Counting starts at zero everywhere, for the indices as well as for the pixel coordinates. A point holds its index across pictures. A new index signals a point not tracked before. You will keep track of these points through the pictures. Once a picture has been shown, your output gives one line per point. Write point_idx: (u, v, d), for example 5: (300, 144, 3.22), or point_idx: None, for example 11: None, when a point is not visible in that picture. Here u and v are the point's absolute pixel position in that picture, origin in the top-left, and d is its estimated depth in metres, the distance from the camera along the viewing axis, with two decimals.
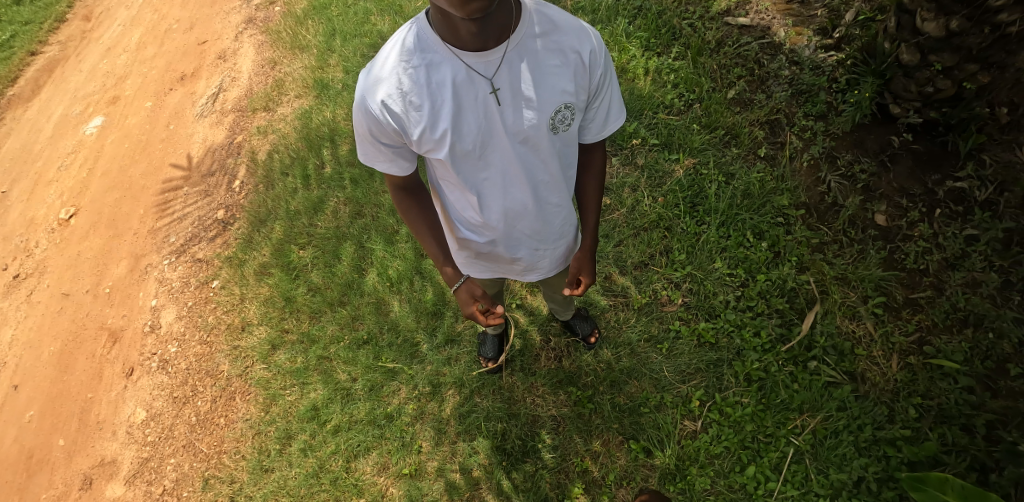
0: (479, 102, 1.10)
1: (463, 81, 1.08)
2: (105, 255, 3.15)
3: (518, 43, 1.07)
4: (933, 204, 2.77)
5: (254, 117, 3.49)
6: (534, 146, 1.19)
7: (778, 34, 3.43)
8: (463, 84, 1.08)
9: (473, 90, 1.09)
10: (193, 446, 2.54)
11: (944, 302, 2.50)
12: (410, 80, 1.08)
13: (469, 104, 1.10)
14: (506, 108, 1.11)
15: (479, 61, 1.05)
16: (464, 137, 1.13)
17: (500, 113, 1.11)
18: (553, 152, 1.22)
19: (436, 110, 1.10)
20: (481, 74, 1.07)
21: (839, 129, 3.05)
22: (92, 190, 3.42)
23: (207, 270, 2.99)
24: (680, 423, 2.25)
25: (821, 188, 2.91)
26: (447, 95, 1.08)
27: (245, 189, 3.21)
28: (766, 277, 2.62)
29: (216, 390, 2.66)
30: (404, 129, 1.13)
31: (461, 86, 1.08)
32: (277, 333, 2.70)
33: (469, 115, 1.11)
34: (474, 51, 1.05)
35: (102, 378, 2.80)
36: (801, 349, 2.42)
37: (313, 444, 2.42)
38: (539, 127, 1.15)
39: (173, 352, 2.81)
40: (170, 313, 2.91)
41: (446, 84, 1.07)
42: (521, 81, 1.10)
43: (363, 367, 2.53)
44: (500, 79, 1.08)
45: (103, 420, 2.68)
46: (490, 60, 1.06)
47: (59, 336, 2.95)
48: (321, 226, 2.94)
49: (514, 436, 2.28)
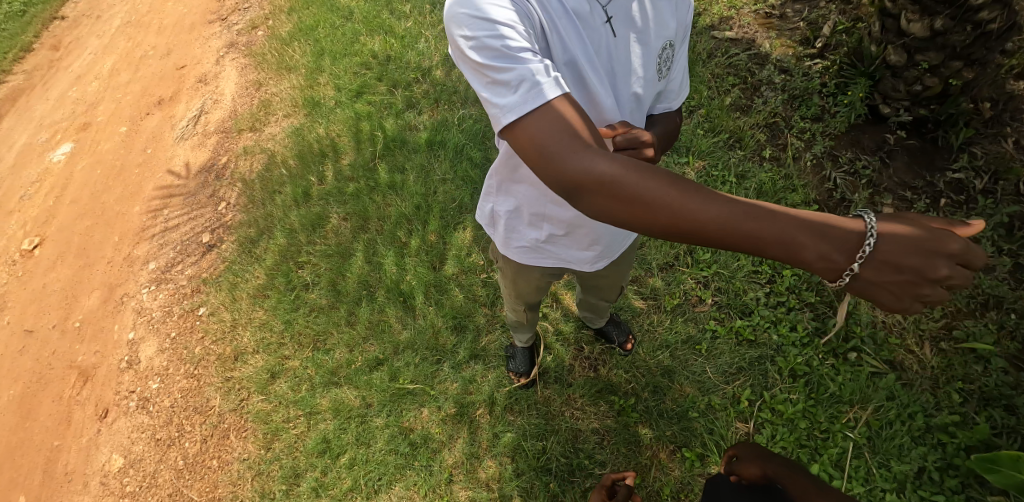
0: (597, 31, 0.98)
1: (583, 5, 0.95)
2: (74, 287, 2.83)
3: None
4: (935, 195, 2.83)
5: (240, 137, 3.30)
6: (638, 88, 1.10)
7: (764, 46, 3.55)
8: (584, 9, 0.95)
9: (592, 17, 0.97)
10: (181, 494, 2.22)
11: (964, 287, 2.51)
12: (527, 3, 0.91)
13: (589, 35, 0.98)
14: (619, 41, 1.02)
15: None
16: (585, 74, 0.99)
17: (615, 44, 1.01)
18: (650, 96, 1.15)
19: (556, 36, 0.93)
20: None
21: (837, 128, 3.09)
22: (58, 219, 3.11)
23: (193, 297, 2.71)
24: (732, 426, 2.11)
25: (828, 185, 2.94)
26: (569, 19, 0.94)
27: (233, 210, 2.98)
28: (792, 272, 2.51)
29: (206, 428, 2.36)
30: None
31: (582, 13, 0.95)
32: (277, 360, 2.44)
33: (588, 48, 0.98)
34: None
35: (70, 423, 2.44)
36: (839, 341, 2.33)
37: (326, 481, 2.14)
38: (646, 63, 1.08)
39: (155, 388, 2.49)
40: (151, 346, 2.60)
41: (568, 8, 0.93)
42: (632, 9, 1.02)
43: (379, 390, 2.29)
44: (615, 6, 0.99)
45: (72, 471, 2.32)
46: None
47: (19, 379, 2.59)
48: (321, 244, 2.73)
49: (557, 453, 2.07)
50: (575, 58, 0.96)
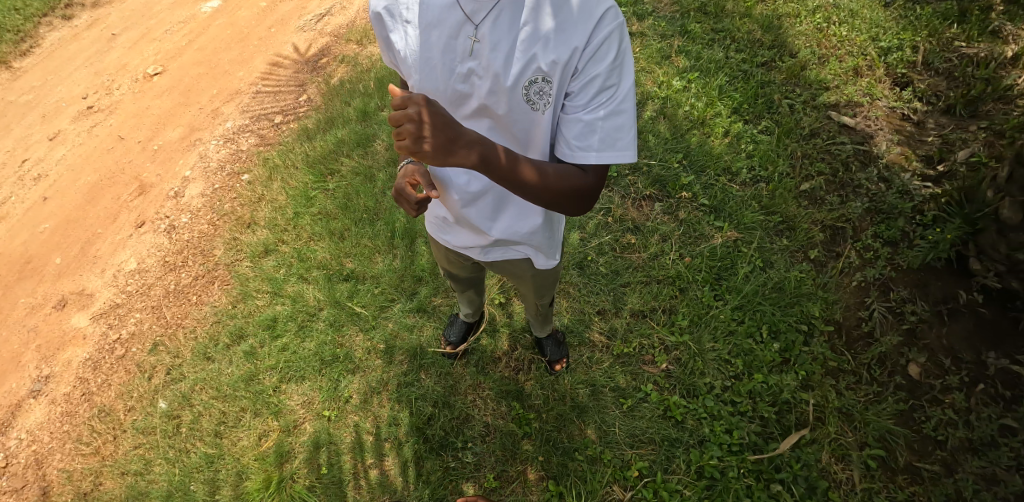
0: (461, 43, 1.03)
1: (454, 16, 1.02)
2: (168, 117, 3.34)
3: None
4: (977, 377, 2.43)
5: (344, 46, 3.62)
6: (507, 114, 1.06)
7: (878, 146, 3.18)
8: (450, 17, 1.02)
9: (457, 26, 1.02)
10: (160, 310, 2.67)
11: (948, 484, 2.20)
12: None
13: (452, 45, 1.04)
14: (482, 60, 1.01)
15: None
16: (437, 73, 1.07)
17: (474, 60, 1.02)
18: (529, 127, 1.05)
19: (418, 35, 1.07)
20: (471, 17, 1.00)
21: (906, 261, 2.76)
22: (182, 59, 3.65)
23: (242, 163, 3.10)
24: (608, 486, 2.08)
25: (862, 313, 2.65)
26: (433, 24, 1.04)
27: (307, 104, 3.32)
28: (763, 379, 2.39)
29: (201, 269, 2.76)
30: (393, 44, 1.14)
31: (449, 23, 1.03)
32: (274, 240, 2.75)
33: (447, 55, 1.05)
34: None
35: (115, 220, 2.96)
36: (769, 466, 2.18)
37: (258, 353, 2.43)
38: (507, 93, 1.01)
39: (183, 221, 2.94)
40: (196, 188, 3.04)
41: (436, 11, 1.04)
42: (504, 36, 0.99)
43: (333, 301, 2.52)
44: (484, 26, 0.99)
45: (99, 257, 2.85)
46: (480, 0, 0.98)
47: (98, 171, 3.15)
48: (356, 161, 2.98)
49: (440, 425, 2.17)
50: (431, 58, 1.07)
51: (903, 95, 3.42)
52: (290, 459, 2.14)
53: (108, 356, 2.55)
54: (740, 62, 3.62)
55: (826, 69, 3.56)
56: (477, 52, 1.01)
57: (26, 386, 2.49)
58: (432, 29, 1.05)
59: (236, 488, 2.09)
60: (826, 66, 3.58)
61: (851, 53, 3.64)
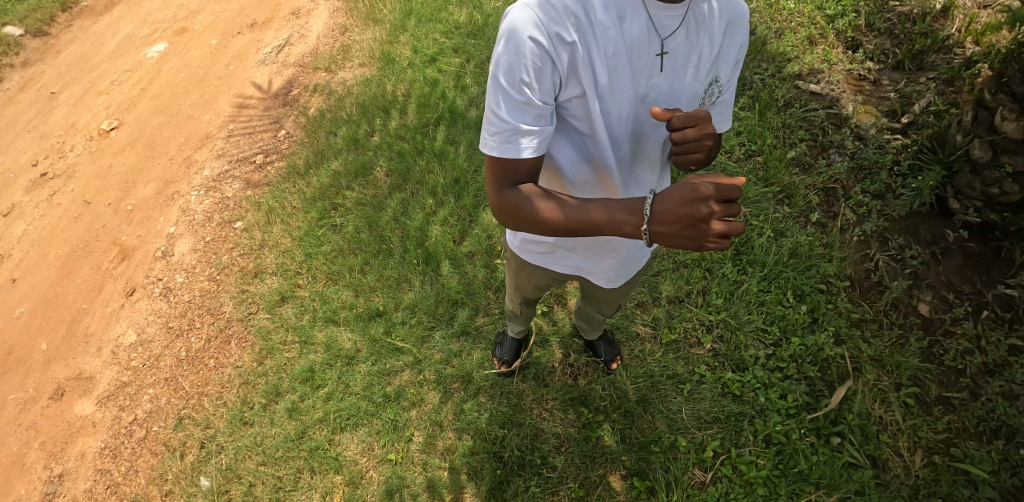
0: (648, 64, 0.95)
1: (642, 38, 0.91)
2: (135, 173, 3.09)
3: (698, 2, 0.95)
4: (979, 305, 2.68)
5: (314, 75, 3.48)
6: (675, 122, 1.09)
7: (847, 107, 3.39)
8: (641, 41, 0.92)
9: (649, 48, 0.93)
10: (176, 381, 2.46)
11: (977, 407, 2.38)
12: (588, 24, 0.86)
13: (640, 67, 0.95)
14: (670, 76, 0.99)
15: (666, 14, 0.90)
16: (626, 101, 0.97)
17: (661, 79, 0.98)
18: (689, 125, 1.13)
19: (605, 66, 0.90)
20: (660, 32, 0.92)
21: (895, 211, 2.96)
22: (139, 109, 3.38)
23: (232, 210, 2.91)
24: (690, 471, 2.11)
25: (868, 264, 2.83)
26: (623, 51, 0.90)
27: (289, 139, 3.17)
28: (800, 341, 2.51)
29: (213, 329, 2.57)
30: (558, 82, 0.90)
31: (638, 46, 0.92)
32: (289, 286, 2.60)
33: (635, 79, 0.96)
34: (665, 2, 0.89)
35: (101, 291, 2.71)
36: (826, 422, 2.29)
37: (300, 407, 2.29)
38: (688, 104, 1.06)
39: (179, 282, 2.73)
40: (185, 244, 2.83)
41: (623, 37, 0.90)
42: (692, 49, 0.99)
43: (370, 339, 2.42)
44: (674, 41, 0.94)
45: (91, 334, 2.60)
46: (675, 15, 0.91)
47: (69, 242, 2.86)
48: (359, 192, 2.87)
49: (513, 445, 2.13)
50: (620, 87, 0.94)
51: (856, 58, 3.68)
52: None
53: (126, 440, 2.33)
54: None
55: (784, 41, 3.77)
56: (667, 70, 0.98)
57: (37, 490, 2.23)
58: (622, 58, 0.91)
59: None
60: (783, 39, 3.79)
61: (802, 24, 3.88)
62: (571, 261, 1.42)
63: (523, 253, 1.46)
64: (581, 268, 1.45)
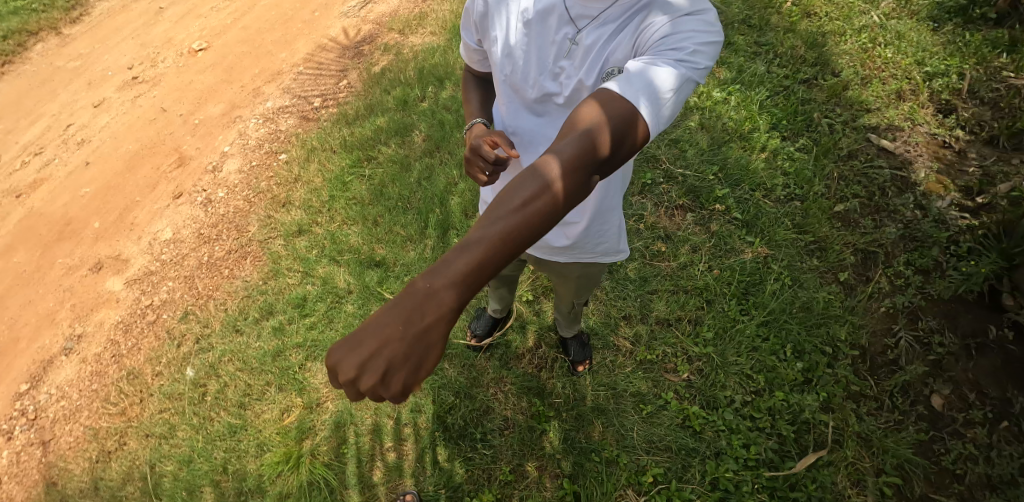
0: (554, 43, 1.05)
1: (553, 16, 1.05)
2: (209, 93, 3.41)
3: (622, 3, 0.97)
4: (1002, 413, 2.38)
5: (387, 34, 3.66)
6: None
7: (918, 173, 3.11)
8: (553, 20, 1.05)
9: (556, 27, 1.04)
10: (192, 280, 2.73)
11: None
12: None
13: (546, 43, 1.06)
14: (575, 62, 1.03)
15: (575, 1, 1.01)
16: (529, 69, 1.09)
17: (564, 61, 1.04)
18: None
19: (517, 27, 1.09)
20: (571, 19, 1.02)
21: (936, 291, 2.70)
22: (227, 36, 3.72)
23: (281, 142, 3.16)
24: (621, 489, 2.09)
25: (889, 339, 2.61)
26: (532, 21, 1.07)
27: (348, 89, 3.37)
28: (784, 396, 2.40)
29: (235, 244, 2.82)
30: (488, 29, 1.16)
31: (546, 22, 1.05)
32: (308, 221, 2.80)
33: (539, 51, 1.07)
34: None
35: (154, 189, 3.04)
36: (783, 485, 2.17)
37: (286, 329, 2.47)
38: (589, 95, 1.02)
39: (219, 196, 3.00)
40: (234, 163, 3.11)
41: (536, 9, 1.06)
42: (601, 40, 0.99)
43: (363, 285, 2.56)
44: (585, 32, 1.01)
45: (136, 224, 2.93)
46: (590, 6, 1.00)
47: (140, 140, 3.22)
48: (393, 149, 3.02)
49: (461, 414, 2.21)
50: (523, 50, 1.09)
51: (945, 122, 3.35)
52: (311, 435, 2.19)
53: (139, 320, 2.62)
54: (781, 78, 3.60)
55: (869, 91, 3.51)
56: (572, 56, 1.03)
57: (60, 343, 2.57)
58: (530, 26, 1.07)
59: (258, 458, 2.14)
60: (868, 87, 3.53)
61: (895, 76, 3.59)
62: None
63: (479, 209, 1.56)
64: (519, 245, 1.55)
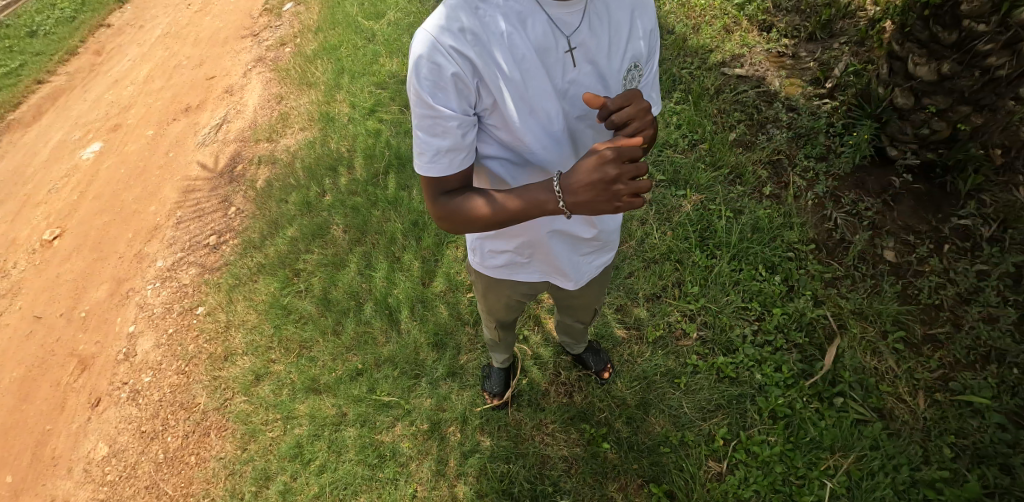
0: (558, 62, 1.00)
1: (544, 36, 0.97)
2: (87, 277, 3.02)
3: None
4: (939, 240, 2.72)
5: (256, 146, 3.46)
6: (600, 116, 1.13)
7: (773, 84, 3.54)
8: (545, 39, 0.97)
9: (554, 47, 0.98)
10: (157, 487, 2.28)
11: (964, 337, 2.40)
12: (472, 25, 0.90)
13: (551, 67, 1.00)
14: (585, 69, 1.04)
15: (563, 11, 0.95)
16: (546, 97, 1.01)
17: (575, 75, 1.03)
18: None
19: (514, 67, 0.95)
20: (561, 31, 0.98)
21: (842, 169, 3.02)
22: (81, 212, 3.35)
23: (192, 296, 2.82)
24: (705, 465, 2.05)
25: (828, 224, 2.88)
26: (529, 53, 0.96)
27: (240, 214, 3.11)
28: (782, 309, 2.50)
29: (189, 425, 2.43)
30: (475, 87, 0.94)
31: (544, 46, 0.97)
32: (262, 364, 2.50)
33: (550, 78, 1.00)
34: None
35: (64, 408, 2.56)
36: (825, 385, 2.27)
37: (294, 487, 2.16)
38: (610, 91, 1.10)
39: (146, 382, 2.58)
40: (148, 341, 2.71)
41: (528, 36, 0.95)
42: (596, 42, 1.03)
43: (355, 400, 2.32)
44: (580, 35, 1.00)
45: (59, 455, 2.43)
46: (573, 11, 0.96)
47: (23, 362, 2.75)
48: (318, 253, 2.81)
49: (522, 479, 2.04)
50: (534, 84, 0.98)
51: (771, 37, 3.85)
52: None
53: None
54: None
55: (703, 35, 3.94)
56: (580, 64, 1.02)
57: None
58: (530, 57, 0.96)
59: None
60: (701, 32, 3.97)
61: (715, 15, 4.09)
62: (529, 273, 1.40)
63: (485, 270, 1.44)
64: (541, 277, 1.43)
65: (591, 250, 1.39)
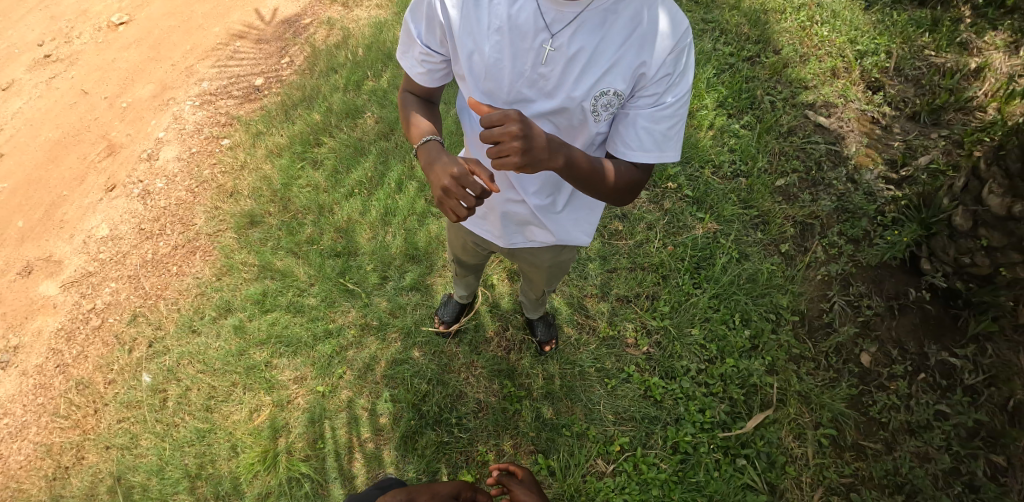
0: (530, 52, 1.06)
1: (528, 21, 1.04)
2: (136, 72, 3.27)
3: (597, 6, 1.00)
4: (919, 367, 2.53)
5: (329, 6, 3.59)
6: (564, 129, 1.17)
7: (849, 148, 3.26)
8: (527, 24, 1.04)
9: (532, 35, 1.05)
10: (137, 280, 2.58)
11: (888, 461, 2.33)
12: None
13: (522, 52, 1.07)
14: (556, 69, 1.06)
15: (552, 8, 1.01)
16: (505, 75, 1.10)
17: (543, 75, 1.08)
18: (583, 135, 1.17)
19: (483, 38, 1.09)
20: (548, 24, 1.03)
21: (867, 258, 2.80)
22: (150, 8, 3.59)
23: (222, 126, 3.04)
24: (592, 460, 2.23)
25: (824, 304, 2.73)
26: (512, 33, 1.06)
27: (291, 67, 3.27)
28: (734, 363, 2.55)
29: (181, 238, 2.68)
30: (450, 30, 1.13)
31: (523, 31, 1.05)
32: (259, 211, 2.69)
33: (517, 65, 1.09)
34: None
35: (82, 182, 2.86)
36: (736, 443, 2.35)
37: (246, 326, 2.40)
38: (575, 105, 1.09)
39: (158, 187, 2.85)
40: (171, 151, 2.97)
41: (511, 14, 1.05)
42: (582, 50, 1.03)
43: (324, 276, 2.52)
44: (561, 37, 1.03)
45: (67, 221, 2.75)
46: (563, 11, 1.01)
47: (61, 128, 3.04)
48: (346, 132, 2.94)
49: (434, 401, 2.25)
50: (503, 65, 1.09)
51: (874, 99, 3.56)
52: (284, 433, 2.17)
53: (82, 326, 2.46)
54: (727, 55, 3.82)
55: (807, 68, 3.72)
56: (552, 63, 1.06)
57: None
58: (503, 32, 1.06)
59: (231, 461, 2.11)
60: (806, 65, 3.75)
61: (830, 53, 3.81)
62: (482, 228, 1.52)
63: None
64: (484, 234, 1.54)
65: (549, 237, 1.43)
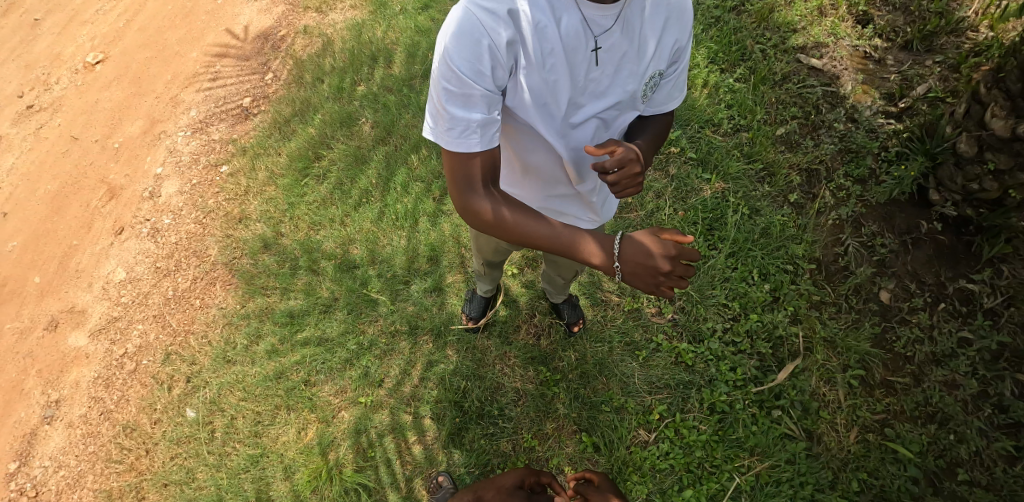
0: (584, 64, 1.04)
1: (574, 36, 1.00)
2: (122, 110, 3.23)
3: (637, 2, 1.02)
4: (938, 297, 2.54)
5: (303, 14, 3.53)
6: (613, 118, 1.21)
7: (845, 87, 3.21)
8: (577, 39, 1.00)
9: (584, 48, 1.02)
10: (163, 318, 2.60)
11: (918, 393, 2.34)
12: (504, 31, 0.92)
13: (575, 67, 1.04)
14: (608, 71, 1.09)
15: (598, 15, 0.98)
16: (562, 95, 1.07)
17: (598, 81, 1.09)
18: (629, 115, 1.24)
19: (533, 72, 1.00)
20: (593, 31, 1.01)
21: (874, 198, 2.79)
22: (124, 41, 3.52)
23: (219, 153, 3.03)
24: (635, 431, 2.30)
25: (838, 249, 2.74)
26: (563, 55, 1.00)
27: (275, 83, 3.23)
28: (758, 318, 2.60)
29: (198, 271, 2.70)
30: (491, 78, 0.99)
31: (571, 48, 1.01)
32: (271, 234, 2.71)
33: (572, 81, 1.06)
34: (596, 4, 0.96)
35: (90, 229, 2.85)
36: (769, 396, 2.41)
37: (279, 350, 2.44)
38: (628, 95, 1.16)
39: (166, 223, 2.85)
40: (172, 185, 2.95)
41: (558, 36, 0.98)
42: (630, 46, 1.08)
43: (347, 289, 2.54)
44: (608, 38, 1.03)
45: (83, 270, 2.75)
46: (608, 15, 0.99)
47: (58, 178, 3.02)
48: (344, 141, 2.93)
49: (475, 397, 2.31)
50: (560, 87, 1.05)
51: (865, 33, 3.50)
52: (334, 447, 2.23)
53: (117, 371, 2.48)
54: (711, 9, 3.77)
55: (793, 10, 3.65)
56: (602, 63, 1.07)
57: (36, 413, 2.39)
58: (553, 56, 1.00)
59: (287, 481, 2.18)
60: (792, 7, 3.68)
61: None
62: None
63: None
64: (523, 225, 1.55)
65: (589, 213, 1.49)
